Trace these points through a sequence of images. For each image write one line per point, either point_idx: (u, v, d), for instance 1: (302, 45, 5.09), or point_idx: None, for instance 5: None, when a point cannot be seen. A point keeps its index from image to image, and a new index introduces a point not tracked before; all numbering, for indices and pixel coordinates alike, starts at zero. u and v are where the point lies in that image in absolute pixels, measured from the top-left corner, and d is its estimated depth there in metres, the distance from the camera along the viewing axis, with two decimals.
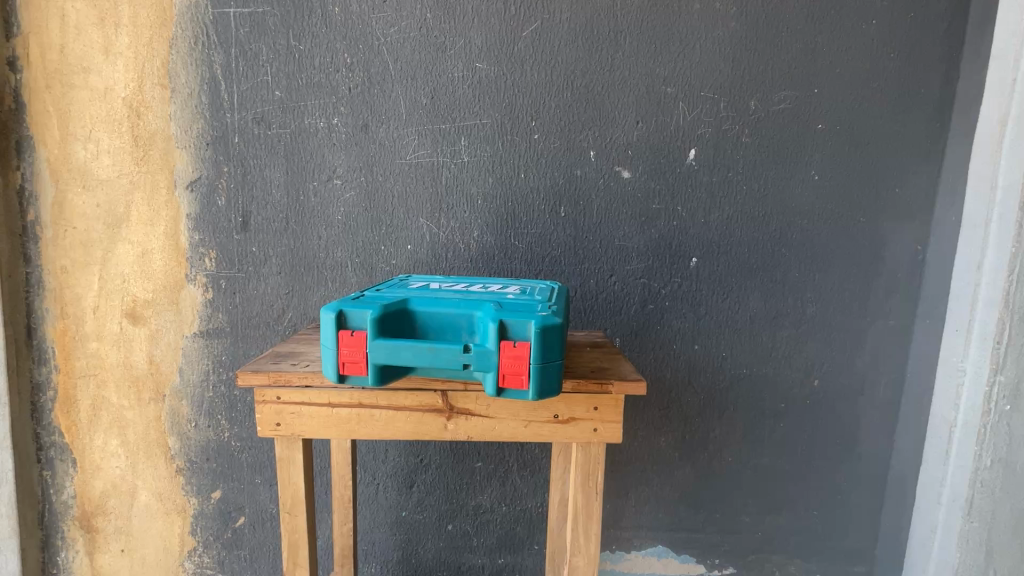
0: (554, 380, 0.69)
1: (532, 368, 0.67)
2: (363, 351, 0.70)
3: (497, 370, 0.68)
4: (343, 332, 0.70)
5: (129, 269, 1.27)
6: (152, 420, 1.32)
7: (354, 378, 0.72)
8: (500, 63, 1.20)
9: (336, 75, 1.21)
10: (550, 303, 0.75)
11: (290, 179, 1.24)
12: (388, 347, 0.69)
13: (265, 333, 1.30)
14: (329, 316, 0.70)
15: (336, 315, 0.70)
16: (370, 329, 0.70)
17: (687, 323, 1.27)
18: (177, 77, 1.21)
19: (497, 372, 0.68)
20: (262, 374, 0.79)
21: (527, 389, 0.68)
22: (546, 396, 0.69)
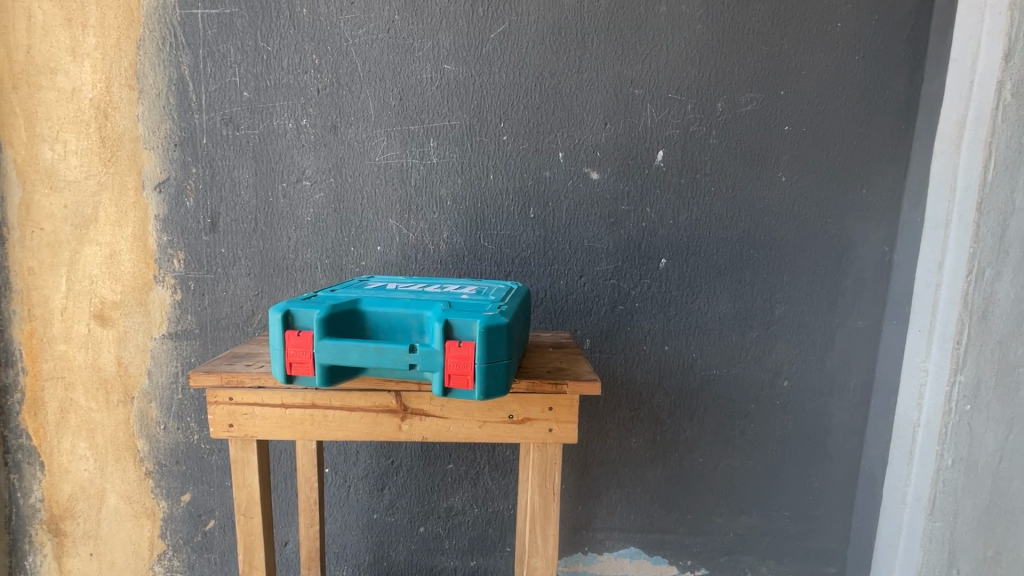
0: (502, 380, 0.69)
1: (478, 369, 0.67)
2: (311, 351, 0.70)
3: (443, 370, 0.68)
4: (290, 332, 0.70)
5: (97, 271, 1.26)
6: (121, 422, 1.31)
7: (303, 378, 0.72)
8: (468, 65, 1.20)
9: (304, 76, 1.21)
10: (501, 302, 0.75)
11: (259, 180, 1.24)
12: (334, 347, 0.69)
13: (235, 335, 1.29)
14: (277, 316, 0.70)
15: (284, 316, 0.70)
16: (317, 329, 0.69)
17: (656, 324, 1.27)
18: (144, 77, 1.21)
19: (443, 372, 0.68)
20: (214, 375, 0.79)
21: (473, 388, 0.68)
22: (493, 396, 0.69)
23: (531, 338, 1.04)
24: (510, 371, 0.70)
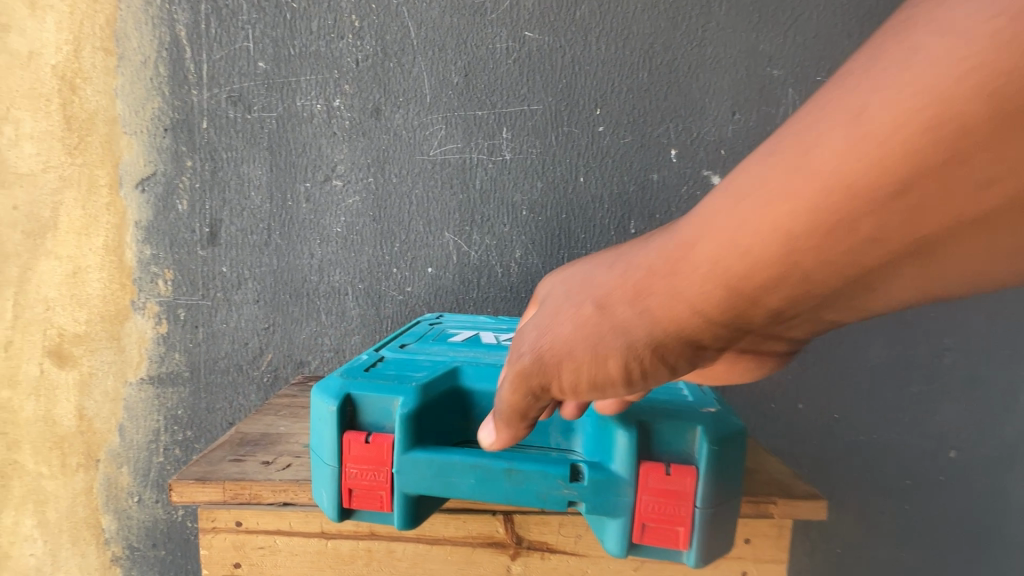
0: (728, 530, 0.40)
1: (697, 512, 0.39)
2: (388, 470, 0.41)
3: (630, 510, 0.39)
4: (351, 436, 0.41)
5: (55, 293, 0.96)
6: (81, 494, 1.00)
7: (368, 511, 0.43)
8: (557, 32, 0.91)
9: (340, 43, 0.91)
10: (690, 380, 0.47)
11: (275, 178, 0.94)
12: (429, 464, 0.40)
13: (236, 381, 0.98)
14: (329, 408, 0.41)
15: (341, 407, 0.41)
16: (399, 432, 0.41)
17: (789, 375, 0.97)
18: (126, 39, 0.91)
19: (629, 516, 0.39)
20: (213, 487, 0.49)
21: (685, 548, 0.39)
22: (713, 558, 0.40)
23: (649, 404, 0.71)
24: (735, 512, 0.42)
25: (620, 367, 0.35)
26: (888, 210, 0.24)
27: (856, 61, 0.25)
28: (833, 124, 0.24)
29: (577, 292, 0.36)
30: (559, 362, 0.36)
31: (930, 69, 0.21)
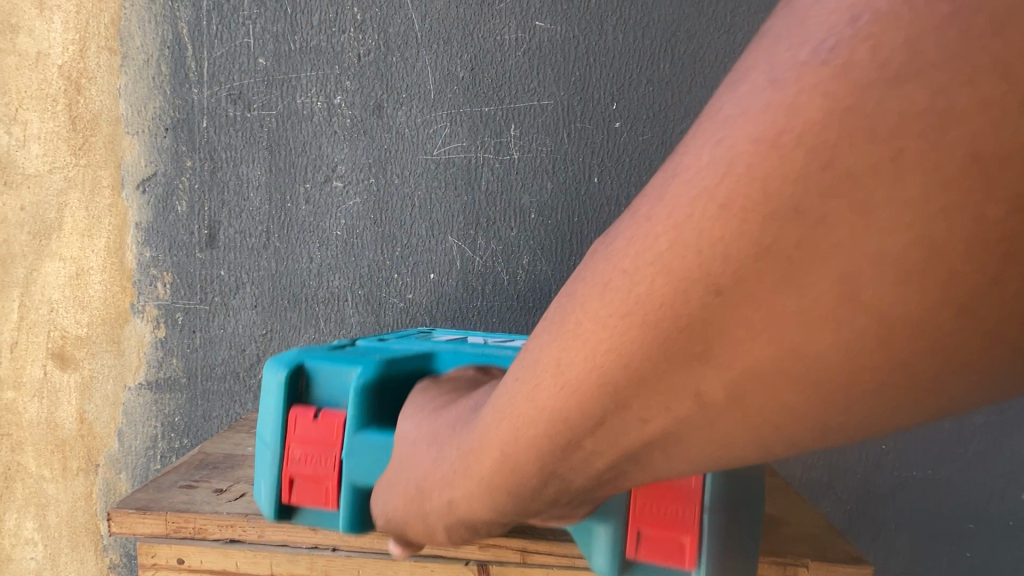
0: (741, 550, 0.39)
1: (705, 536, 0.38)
2: (334, 450, 0.41)
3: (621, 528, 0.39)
4: (300, 412, 0.41)
5: (58, 294, 0.95)
6: (80, 498, 0.99)
7: (309, 504, 0.42)
8: (570, 21, 0.84)
9: (341, 37, 0.87)
10: None
11: (274, 178, 0.91)
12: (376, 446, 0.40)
13: (233, 388, 0.95)
14: (279, 376, 0.42)
15: (291, 376, 0.42)
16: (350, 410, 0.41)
17: None
18: (129, 38, 0.90)
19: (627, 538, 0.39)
20: (155, 519, 0.45)
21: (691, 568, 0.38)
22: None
23: None
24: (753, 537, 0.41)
25: (452, 540, 0.35)
26: (611, 420, 0.24)
27: (559, 303, 0.26)
28: (561, 344, 0.25)
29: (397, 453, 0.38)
30: (407, 525, 0.37)
31: (620, 311, 0.22)
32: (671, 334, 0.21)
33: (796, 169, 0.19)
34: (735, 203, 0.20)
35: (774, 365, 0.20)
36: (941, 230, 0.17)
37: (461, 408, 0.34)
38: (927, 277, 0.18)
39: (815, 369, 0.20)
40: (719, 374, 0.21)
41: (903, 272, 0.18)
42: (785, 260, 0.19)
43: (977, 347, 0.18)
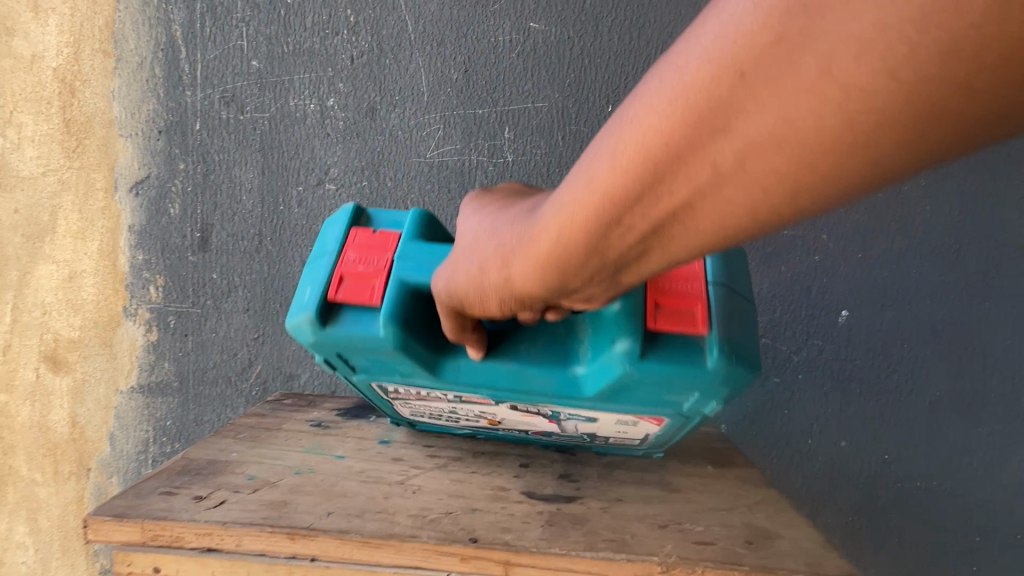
0: (742, 318, 0.45)
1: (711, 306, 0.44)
2: (390, 252, 0.47)
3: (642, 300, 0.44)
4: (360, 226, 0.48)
5: (51, 297, 0.94)
6: (71, 503, 0.98)
7: (354, 303, 0.45)
8: (564, 24, 0.84)
9: (334, 39, 0.87)
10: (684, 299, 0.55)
11: (267, 181, 0.90)
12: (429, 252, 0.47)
13: (226, 392, 0.95)
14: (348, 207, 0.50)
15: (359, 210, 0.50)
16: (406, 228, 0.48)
17: (830, 407, 0.84)
18: (123, 40, 0.89)
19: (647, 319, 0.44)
20: (130, 527, 0.44)
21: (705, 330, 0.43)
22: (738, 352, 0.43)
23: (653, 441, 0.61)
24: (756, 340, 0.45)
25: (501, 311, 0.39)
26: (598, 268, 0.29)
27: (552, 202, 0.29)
28: (556, 227, 0.29)
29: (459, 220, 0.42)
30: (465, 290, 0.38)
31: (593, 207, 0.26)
32: (630, 212, 0.25)
33: (745, 59, 0.19)
34: (690, 98, 0.21)
35: (740, 205, 0.22)
36: (905, 60, 0.16)
37: (532, 199, 0.38)
38: (867, 123, 0.18)
39: (770, 206, 0.22)
40: (684, 226, 0.24)
41: (840, 124, 0.18)
42: (729, 140, 0.21)
43: (1001, 113, 0.16)
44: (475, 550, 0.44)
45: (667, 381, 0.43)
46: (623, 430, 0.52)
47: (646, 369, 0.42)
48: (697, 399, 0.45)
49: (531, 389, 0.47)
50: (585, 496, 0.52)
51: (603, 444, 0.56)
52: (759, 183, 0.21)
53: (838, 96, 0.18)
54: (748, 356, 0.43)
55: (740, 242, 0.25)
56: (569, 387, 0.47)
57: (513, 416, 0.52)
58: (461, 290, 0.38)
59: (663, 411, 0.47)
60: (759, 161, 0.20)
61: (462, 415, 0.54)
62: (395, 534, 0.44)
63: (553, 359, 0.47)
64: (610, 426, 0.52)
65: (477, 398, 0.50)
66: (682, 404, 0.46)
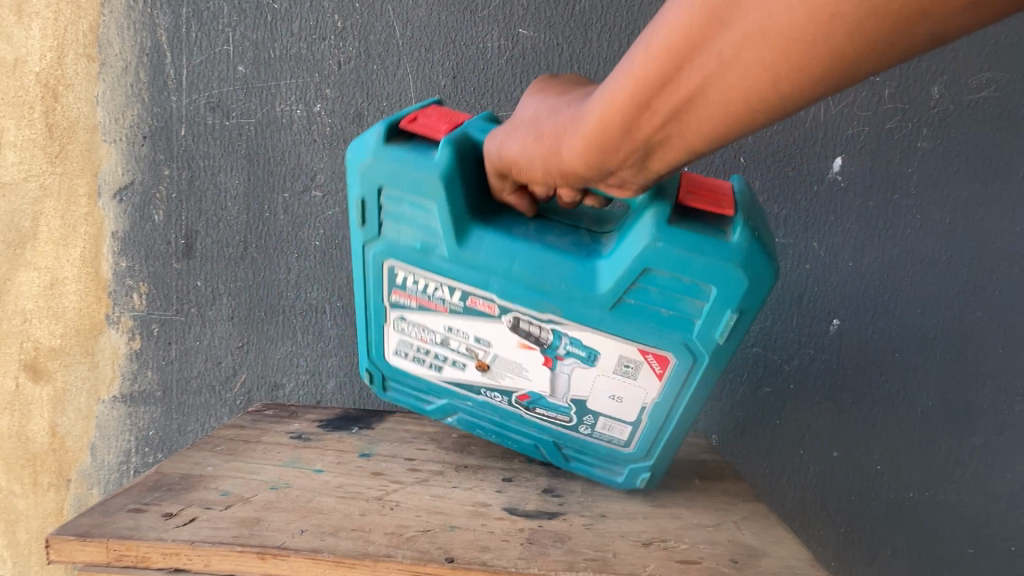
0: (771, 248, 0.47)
1: (735, 213, 0.48)
2: (458, 124, 0.53)
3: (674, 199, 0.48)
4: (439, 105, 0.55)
5: (32, 305, 0.93)
6: (52, 514, 0.97)
7: (415, 152, 0.51)
8: (554, 29, 0.82)
9: (321, 45, 0.86)
10: None
11: (253, 188, 0.89)
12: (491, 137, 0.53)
13: (210, 401, 0.93)
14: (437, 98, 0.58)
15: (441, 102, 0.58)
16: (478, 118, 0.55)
17: (821, 417, 0.83)
18: (108, 44, 0.88)
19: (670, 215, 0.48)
20: (96, 546, 0.45)
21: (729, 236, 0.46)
22: (757, 266, 0.45)
23: None
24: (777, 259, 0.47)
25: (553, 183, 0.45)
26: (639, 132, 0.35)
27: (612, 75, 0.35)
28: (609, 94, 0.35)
29: (528, 91, 0.49)
30: (521, 161, 0.46)
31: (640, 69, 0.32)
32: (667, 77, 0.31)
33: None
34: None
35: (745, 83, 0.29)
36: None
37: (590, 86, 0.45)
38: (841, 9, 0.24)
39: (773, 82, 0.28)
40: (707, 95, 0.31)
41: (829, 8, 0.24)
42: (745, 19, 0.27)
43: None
44: (451, 570, 0.43)
45: (682, 262, 0.46)
46: (613, 395, 0.52)
47: (666, 238, 0.46)
48: (710, 304, 0.47)
49: (546, 278, 0.50)
50: (568, 512, 0.51)
51: (583, 436, 0.55)
52: (751, 71, 0.28)
53: (812, 2, 0.25)
54: (766, 256, 0.46)
55: (739, 130, 0.32)
56: (587, 281, 0.49)
57: (507, 351, 0.53)
58: (516, 155, 0.46)
59: (673, 333, 0.49)
60: (752, 51, 0.28)
61: (451, 351, 0.56)
62: (369, 553, 0.44)
63: (576, 252, 0.51)
64: (605, 380, 0.52)
65: (484, 305, 0.53)
66: (694, 313, 0.48)
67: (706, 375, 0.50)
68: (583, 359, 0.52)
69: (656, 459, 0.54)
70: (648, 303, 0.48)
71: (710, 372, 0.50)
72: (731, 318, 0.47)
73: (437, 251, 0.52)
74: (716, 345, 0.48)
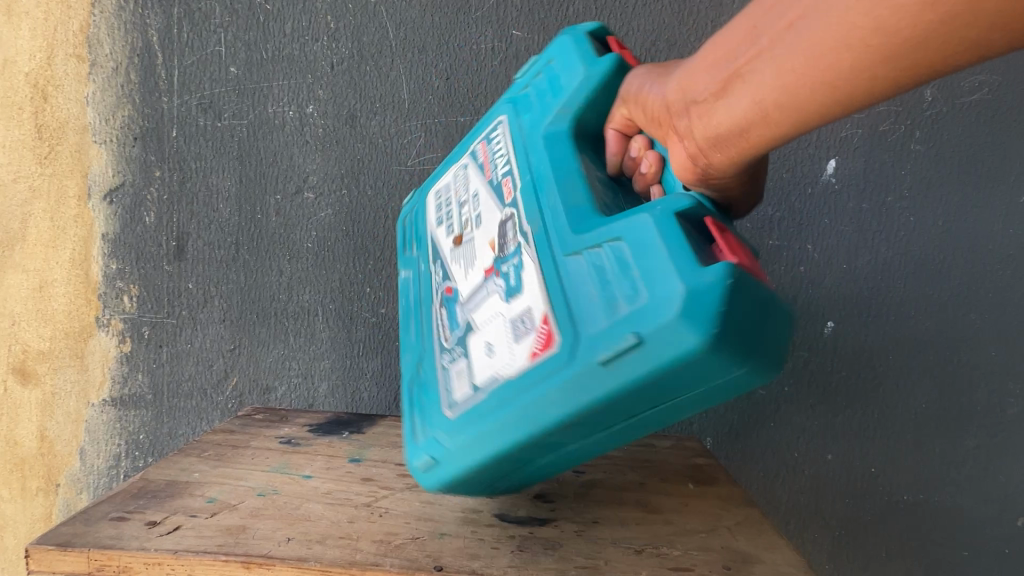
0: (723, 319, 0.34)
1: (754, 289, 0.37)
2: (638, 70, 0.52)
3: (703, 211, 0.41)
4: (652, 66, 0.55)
5: (20, 308, 0.92)
6: (39, 520, 0.95)
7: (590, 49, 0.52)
8: (547, 31, 0.82)
9: (314, 46, 0.85)
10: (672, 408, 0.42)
11: (244, 190, 0.88)
12: None
13: (200, 405, 0.92)
14: None
15: None
16: None
17: (816, 420, 0.83)
18: (98, 45, 0.87)
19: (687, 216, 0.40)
20: (77, 557, 0.44)
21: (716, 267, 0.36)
22: (698, 312, 0.34)
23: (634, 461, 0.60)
24: (721, 349, 0.34)
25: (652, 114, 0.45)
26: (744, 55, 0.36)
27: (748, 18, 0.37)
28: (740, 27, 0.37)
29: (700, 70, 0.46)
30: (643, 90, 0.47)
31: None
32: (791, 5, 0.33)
33: None
34: None
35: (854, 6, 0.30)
36: None
37: None
38: None
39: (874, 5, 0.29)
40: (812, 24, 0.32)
41: None
42: None
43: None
44: None
45: (648, 246, 0.38)
46: (489, 343, 0.46)
47: (662, 214, 0.39)
48: (628, 312, 0.37)
49: (558, 185, 0.46)
50: (559, 518, 0.51)
51: (448, 367, 0.49)
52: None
53: None
54: (718, 325, 0.33)
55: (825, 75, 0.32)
56: (574, 213, 0.44)
57: (479, 240, 0.51)
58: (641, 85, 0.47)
59: (580, 321, 0.40)
60: None
61: (458, 217, 0.56)
62: (356, 562, 0.44)
63: (600, 204, 0.46)
64: (500, 323, 0.46)
65: (508, 190, 0.51)
66: (609, 314, 0.38)
67: (561, 393, 0.39)
68: (507, 291, 0.46)
69: (458, 443, 0.45)
70: (586, 274, 0.41)
71: (566, 390, 0.39)
72: (627, 345, 0.36)
73: (529, 119, 0.53)
74: (599, 361, 0.37)
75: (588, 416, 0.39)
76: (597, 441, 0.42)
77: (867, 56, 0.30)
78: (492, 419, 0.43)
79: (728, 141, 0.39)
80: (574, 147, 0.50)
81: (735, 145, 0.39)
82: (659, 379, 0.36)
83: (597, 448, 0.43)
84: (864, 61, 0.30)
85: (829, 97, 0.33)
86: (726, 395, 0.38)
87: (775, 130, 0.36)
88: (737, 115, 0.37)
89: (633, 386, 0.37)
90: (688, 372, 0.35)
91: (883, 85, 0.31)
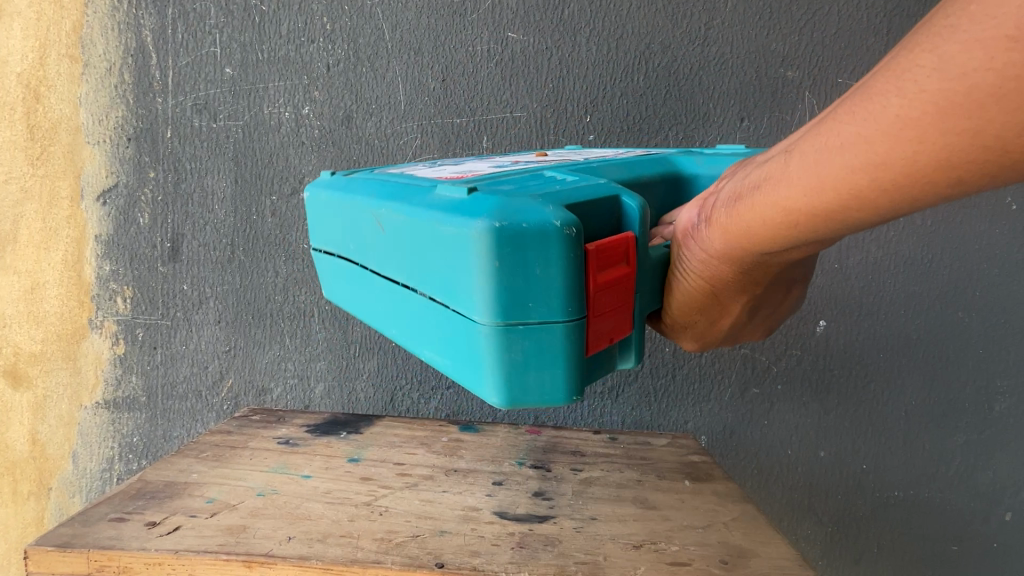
0: (533, 217, 0.32)
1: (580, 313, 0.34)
2: None
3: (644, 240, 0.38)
4: None
5: (12, 310, 0.91)
6: (32, 523, 0.95)
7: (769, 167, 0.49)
8: (543, 32, 0.82)
9: (310, 47, 0.85)
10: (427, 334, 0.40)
11: (240, 191, 0.88)
12: None
13: (195, 406, 0.92)
14: None
15: None
16: None
17: (808, 418, 0.84)
18: (92, 45, 0.87)
19: (619, 223, 0.38)
20: (77, 557, 0.44)
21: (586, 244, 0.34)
22: (524, 211, 0.33)
23: (632, 461, 0.61)
24: (488, 247, 0.32)
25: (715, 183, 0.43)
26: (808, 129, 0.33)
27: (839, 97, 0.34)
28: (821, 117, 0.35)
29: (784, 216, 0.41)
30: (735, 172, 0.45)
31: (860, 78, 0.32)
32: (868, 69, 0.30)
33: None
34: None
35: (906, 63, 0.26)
36: None
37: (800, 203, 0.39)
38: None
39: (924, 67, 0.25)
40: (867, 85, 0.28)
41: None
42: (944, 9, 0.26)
43: None
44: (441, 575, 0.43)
45: (576, 184, 0.38)
46: (443, 169, 0.49)
47: (606, 188, 0.38)
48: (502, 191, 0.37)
49: (617, 164, 0.46)
50: (558, 516, 0.51)
51: (439, 164, 0.54)
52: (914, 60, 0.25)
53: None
54: (501, 245, 0.32)
55: (853, 145, 0.28)
56: (591, 166, 0.44)
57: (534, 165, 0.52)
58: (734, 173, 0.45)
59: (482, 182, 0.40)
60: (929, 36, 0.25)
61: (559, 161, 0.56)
62: (358, 559, 0.44)
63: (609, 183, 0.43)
64: (466, 169, 0.48)
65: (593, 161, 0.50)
66: (492, 185, 0.39)
67: (406, 196, 0.40)
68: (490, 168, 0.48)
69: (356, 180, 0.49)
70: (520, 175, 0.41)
71: (413, 196, 0.40)
72: (457, 195, 0.37)
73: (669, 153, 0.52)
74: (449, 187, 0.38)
75: (392, 232, 0.40)
76: (383, 280, 0.43)
77: (917, 111, 0.25)
78: (367, 185, 0.46)
79: (740, 198, 0.34)
80: (652, 166, 0.47)
81: (742, 202, 0.34)
82: (438, 240, 0.36)
83: (385, 292, 0.43)
84: (914, 115, 0.25)
85: (861, 167, 0.28)
86: (459, 340, 0.37)
87: (790, 193, 0.31)
88: (761, 171, 0.33)
89: (421, 228, 0.37)
90: (452, 257, 0.35)
91: (932, 159, 0.25)
